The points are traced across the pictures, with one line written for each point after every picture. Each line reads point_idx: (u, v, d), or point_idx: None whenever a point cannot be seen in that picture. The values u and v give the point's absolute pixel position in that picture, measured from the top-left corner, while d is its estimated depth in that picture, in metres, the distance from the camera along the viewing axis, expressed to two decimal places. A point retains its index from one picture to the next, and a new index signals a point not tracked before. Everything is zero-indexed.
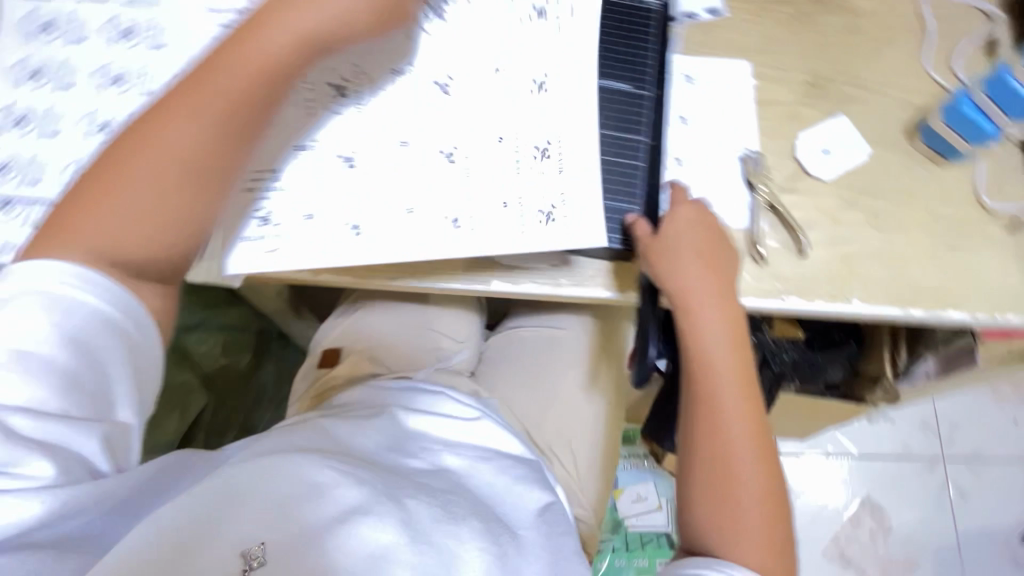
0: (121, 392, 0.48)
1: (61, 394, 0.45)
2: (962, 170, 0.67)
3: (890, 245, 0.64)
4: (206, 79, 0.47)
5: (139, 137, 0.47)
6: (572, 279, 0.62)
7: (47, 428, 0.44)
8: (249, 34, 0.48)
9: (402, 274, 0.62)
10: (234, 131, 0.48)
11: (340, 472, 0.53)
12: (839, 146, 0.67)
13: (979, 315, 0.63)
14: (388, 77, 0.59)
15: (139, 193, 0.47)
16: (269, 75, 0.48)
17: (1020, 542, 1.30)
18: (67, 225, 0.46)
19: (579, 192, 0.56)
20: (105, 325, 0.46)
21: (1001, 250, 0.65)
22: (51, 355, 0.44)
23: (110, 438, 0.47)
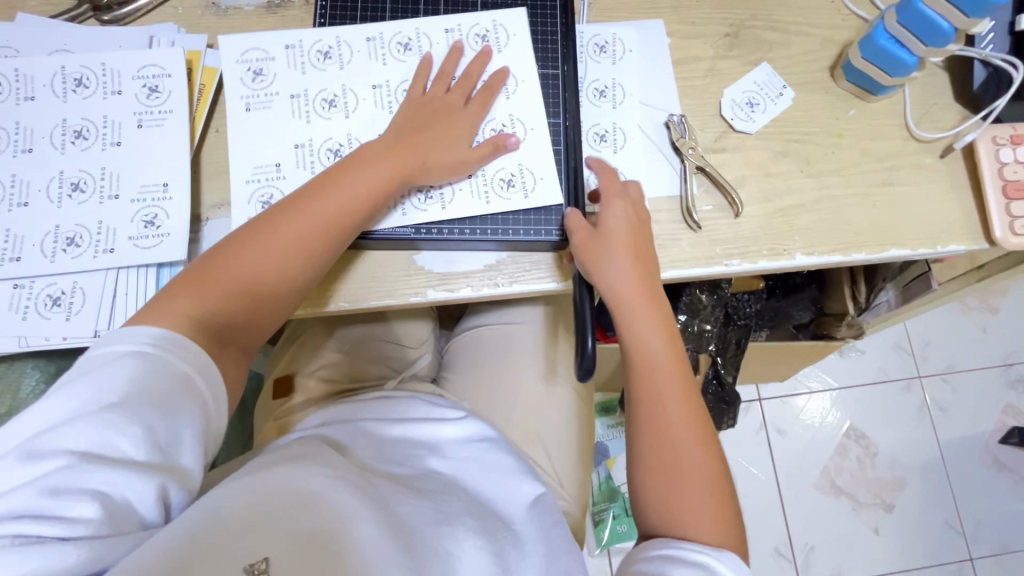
0: (189, 441, 0.46)
1: (129, 441, 0.43)
2: (889, 103, 0.66)
3: (827, 190, 0.63)
4: (306, 200, 0.53)
5: (242, 238, 0.53)
6: (509, 275, 0.59)
7: (110, 475, 0.42)
8: (345, 167, 0.55)
9: (337, 295, 0.58)
10: (325, 248, 0.53)
11: (332, 479, 0.52)
12: (763, 96, 0.65)
13: (921, 249, 0.62)
14: (322, 93, 0.60)
15: (243, 290, 0.51)
16: (355, 201, 0.54)
17: (999, 445, 1.34)
18: (189, 296, 0.50)
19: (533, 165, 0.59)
20: (169, 376, 0.46)
21: (935, 179, 0.64)
22: (124, 401, 0.43)
23: (168, 488, 0.44)
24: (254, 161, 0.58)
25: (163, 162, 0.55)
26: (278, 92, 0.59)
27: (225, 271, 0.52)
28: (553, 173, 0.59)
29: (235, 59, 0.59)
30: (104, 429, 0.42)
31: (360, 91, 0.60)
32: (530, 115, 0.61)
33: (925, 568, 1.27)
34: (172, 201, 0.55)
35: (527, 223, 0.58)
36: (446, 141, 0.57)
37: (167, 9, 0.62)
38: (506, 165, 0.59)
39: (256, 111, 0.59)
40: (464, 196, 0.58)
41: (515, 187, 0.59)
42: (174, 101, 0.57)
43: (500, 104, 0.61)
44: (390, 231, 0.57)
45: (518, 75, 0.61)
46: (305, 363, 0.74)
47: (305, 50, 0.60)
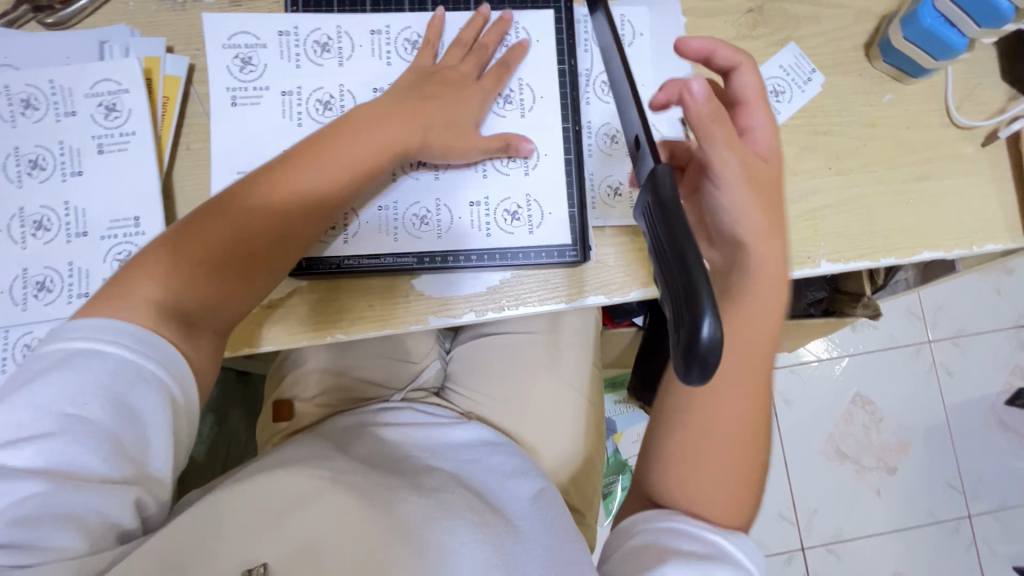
0: (161, 450, 0.42)
1: (93, 458, 0.39)
2: (929, 86, 0.59)
3: (855, 188, 0.58)
4: (299, 159, 0.49)
5: (229, 197, 0.48)
6: (514, 298, 0.55)
7: (74, 496, 0.38)
8: (343, 127, 0.50)
9: (331, 325, 0.54)
10: (308, 218, 0.49)
11: (326, 481, 0.52)
12: (789, 83, 0.59)
13: (956, 251, 0.58)
14: (315, 98, 0.54)
15: (213, 258, 0.46)
16: (346, 168, 0.49)
17: (1005, 407, 1.35)
18: (156, 275, 0.45)
19: (533, 188, 0.55)
20: (135, 377, 0.41)
21: (974, 171, 0.59)
22: (86, 413, 0.39)
23: (142, 503, 0.42)
24: (237, 165, 0.53)
25: (130, 200, 0.51)
26: (267, 88, 0.54)
27: (204, 232, 0.46)
28: (562, 202, 0.55)
29: (221, 45, 0.54)
30: (63, 445, 0.39)
31: (359, 94, 0.55)
32: (544, 139, 0.56)
33: (923, 525, 1.31)
34: (145, 236, 0.50)
35: (532, 250, 0.55)
36: (453, 113, 0.53)
37: (117, 5, 0.55)
38: (514, 195, 0.55)
39: (242, 107, 0.53)
40: (464, 227, 0.55)
41: (521, 221, 0.55)
42: (135, 121, 0.51)
43: (511, 122, 0.56)
44: (389, 261, 0.54)
45: (537, 91, 0.56)
46: (306, 383, 0.72)
47: (301, 40, 0.55)
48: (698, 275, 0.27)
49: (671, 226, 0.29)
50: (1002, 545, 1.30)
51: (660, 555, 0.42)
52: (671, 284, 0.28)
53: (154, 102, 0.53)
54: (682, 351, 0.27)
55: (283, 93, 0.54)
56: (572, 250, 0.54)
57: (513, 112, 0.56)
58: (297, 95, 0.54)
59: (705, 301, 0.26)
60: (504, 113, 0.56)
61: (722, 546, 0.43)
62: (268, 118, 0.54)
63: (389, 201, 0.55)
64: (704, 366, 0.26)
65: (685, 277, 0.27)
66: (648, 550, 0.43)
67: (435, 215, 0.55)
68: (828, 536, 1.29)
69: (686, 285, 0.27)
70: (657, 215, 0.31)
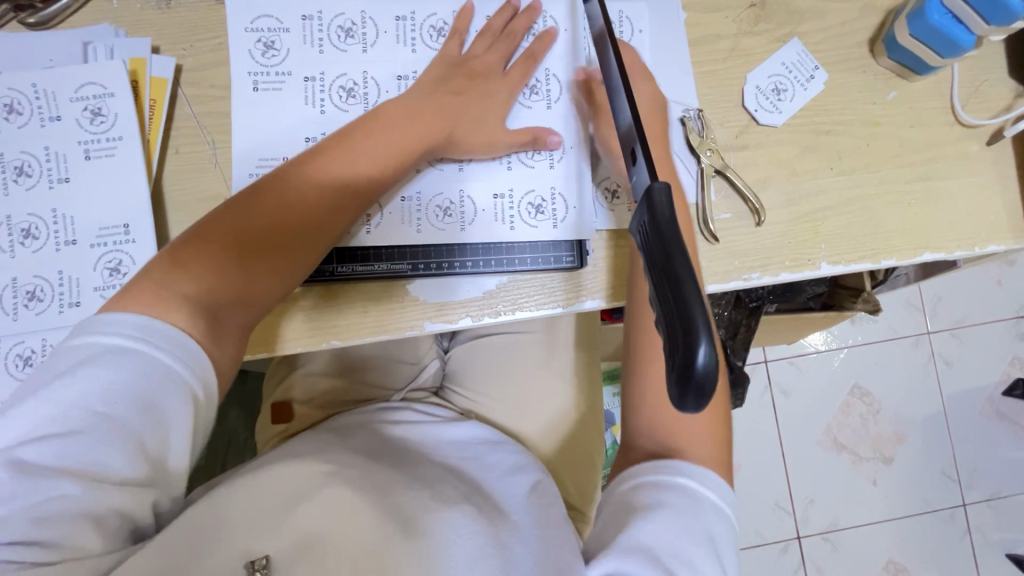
0: (178, 447, 0.43)
1: (117, 458, 0.40)
2: (933, 83, 0.58)
3: (856, 189, 0.57)
4: (326, 152, 0.50)
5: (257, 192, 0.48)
6: (510, 302, 0.54)
7: (96, 495, 0.39)
8: (370, 122, 0.51)
9: (326, 332, 0.54)
10: (339, 211, 0.50)
11: (327, 471, 0.54)
12: (791, 80, 0.57)
13: (957, 252, 0.57)
14: (339, 84, 0.55)
15: (247, 250, 0.47)
16: (377, 161, 0.51)
17: (1002, 397, 1.35)
18: (184, 270, 0.45)
19: (557, 181, 0.56)
20: (162, 379, 0.41)
21: (977, 170, 0.58)
22: (113, 414, 0.40)
23: (157, 502, 0.43)
24: (257, 153, 0.53)
25: (120, 206, 0.50)
26: (290, 73, 0.54)
27: (237, 225, 0.47)
28: (585, 196, 0.56)
29: (244, 27, 0.54)
30: (89, 444, 0.39)
31: (383, 82, 0.55)
32: (566, 130, 0.57)
33: (918, 514, 1.32)
34: (137, 243, 0.50)
35: (529, 257, 0.55)
36: (476, 109, 0.54)
37: (101, 3, 0.53)
38: (538, 187, 0.56)
39: (263, 91, 0.53)
40: (487, 219, 0.55)
41: (544, 215, 0.56)
42: (123, 127, 0.51)
43: (537, 113, 0.58)
44: (383, 268, 0.54)
45: (563, 83, 0.58)
46: (303, 386, 0.72)
47: (324, 25, 0.55)
48: (690, 298, 0.26)
49: (659, 248, 0.28)
50: (995, 533, 1.31)
51: (636, 512, 0.47)
52: (662, 306, 0.27)
53: (141, 104, 0.52)
54: (675, 377, 0.26)
55: (306, 79, 0.54)
56: (569, 256, 0.55)
57: (537, 106, 0.58)
58: (320, 81, 0.54)
59: (699, 326, 0.25)
60: (529, 104, 0.58)
61: (689, 487, 0.48)
62: (290, 104, 0.54)
63: (413, 192, 0.55)
64: (699, 394, 0.25)
65: (675, 300, 0.26)
66: (626, 509, 0.48)
67: (458, 207, 0.55)
68: (824, 525, 1.31)
69: (677, 309, 0.26)
70: (643, 233, 0.30)
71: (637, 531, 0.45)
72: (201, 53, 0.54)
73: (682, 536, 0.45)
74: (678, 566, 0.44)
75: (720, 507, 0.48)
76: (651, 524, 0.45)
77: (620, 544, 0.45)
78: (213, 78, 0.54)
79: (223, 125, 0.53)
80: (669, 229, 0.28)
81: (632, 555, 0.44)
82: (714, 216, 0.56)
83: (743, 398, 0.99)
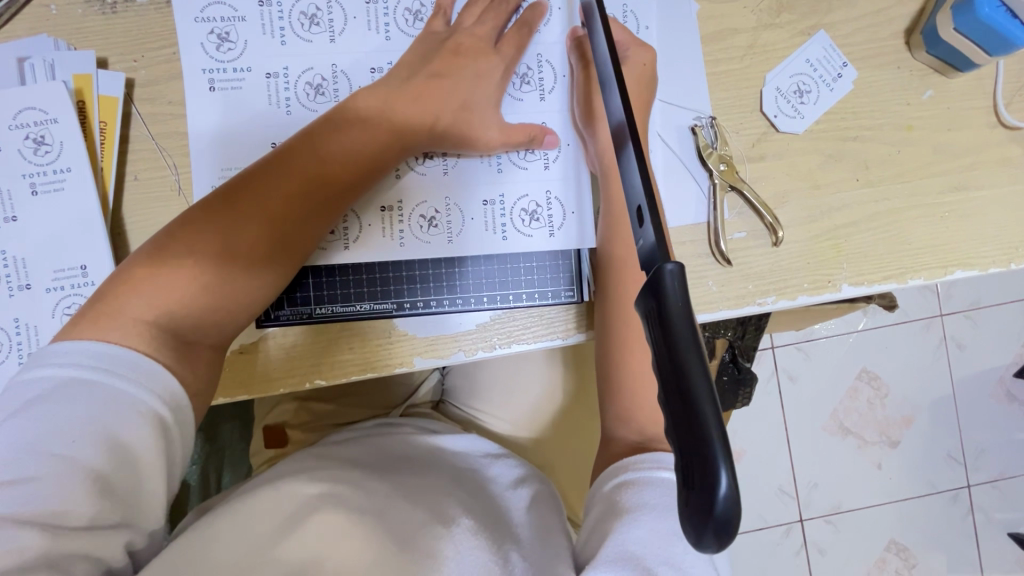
0: (152, 482, 0.39)
1: (81, 500, 0.35)
2: (972, 81, 0.52)
3: (884, 202, 0.52)
4: (295, 151, 0.45)
5: (220, 199, 0.44)
6: (505, 336, 0.50)
7: (56, 542, 0.34)
8: (342, 116, 0.47)
9: (306, 373, 0.49)
10: (314, 217, 0.45)
11: (316, 494, 0.48)
12: (816, 80, 0.52)
13: (991, 269, 0.53)
14: (305, 81, 0.49)
15: (214, 264, 0.43)
16: (353, 161, 0.46)
17: (1013, 379, 1.28)
18: (147, 288, 0.41)
19: (552, 185, 0.51)
20: (125, 408, 0.38)
21: (1017, 178, 0.53)
22: (72, 453, 0.36)
23: (132, 542, 0.38)
24: (220, 162, 0.48)
25: (75, 243, 0.46)
26: (250, 68, 0.48)
27: (202, 235, 0.43)
28: (584, 198, 0.52)
29: (193, 17, 0.48)
30: (48, 488, 0.35)
31: (355, 74, 0.49)
32: (566, 127, 0.52)
33: (924, 496, 1.27)
34: (95, 286, 0.46)
35: (524, 292, 0.51)
36: (464, 92, 0.49)
37: (38, 8, 0.47)
38: (532, 192, 0.51)
39: (221, 90, 0.48)
40: (476, 227, 0.50)
41: (540, 222, 0.51)
42: (70, 155, 0.46)
43: (529, 106, 0.52)
44: (366, 309, 0.50)
45: (558, 69, 0.52)
46: (293, 409, 0.70)
47: (285, 11, 0.48)
48: (703, 409, 0.22)
49: (666, 336, 0.24)
50: (998, 514, 1.28)
51: (618, 514, 0.42)
52: (663, 377, 0.24)
53: (90, 127, 0.47)
54: (690, 507, 0.22)
55: (267, 75, 0.48)
56: (567, 289, 0.51)
57: (529, 100, 0.52)
58: (283, 76, 0.48)
59: (715, 446, 0.22)
60: (520, 95, 0.52)
61: (674, 481, 0.43)
62: (250, 105, 0.48)
63: (394, 200, 0.50)
64: (720, 527, 0.21)
65: (685, 405, 0.23)
66: (610, 511, 0.43)
67: (444, 216, 0.50)
68: (828, 508, 1.25)
69: (688, 417, 0.23)
70: (649, 322, 0.26)
71: (620, 536, 0.41)
72: (154, 64, 0.48)
73: (664, 532, 0.40)
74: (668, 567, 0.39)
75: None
76: (633, 527, 0.41)
77: (605, 550, 0.41)
78: (169, 92, 0.48)
79: (184, 146, 0.48)
80: (680, 324, 0.24)
81: (617, 561, 0.40)
82: (727, 236, 0.51)
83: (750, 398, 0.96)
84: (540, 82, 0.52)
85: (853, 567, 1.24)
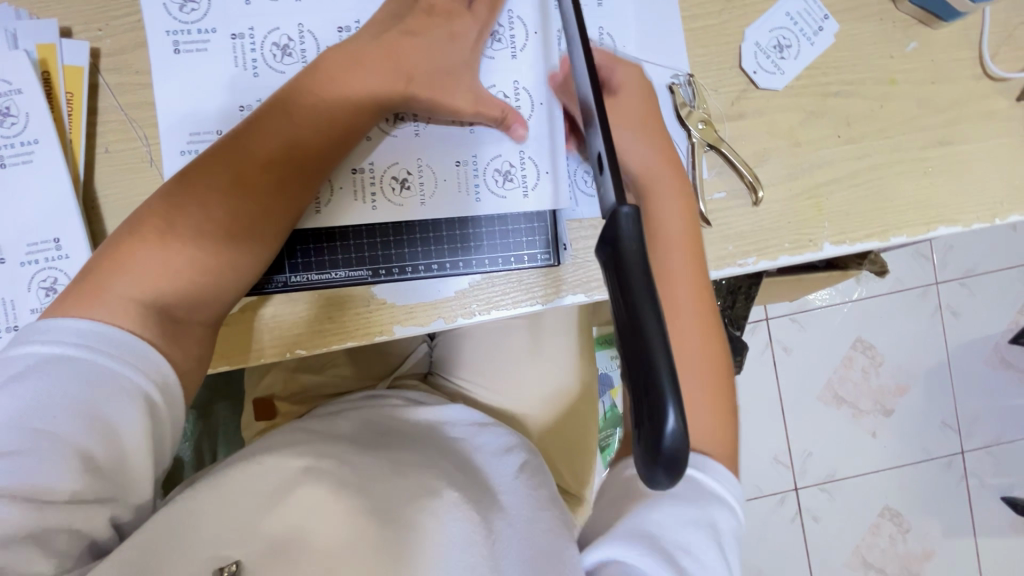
0: (136, 457, 0.39)
1: (65, 475, 0.36)
2: (955, 32, 0.51)
3: (867, 158, 0.51)
4: (265, 122, 0.44)
5: (195, 173, 0.43)
6: (484, 302, 0.50)
7: (40, 512, 0.35)
8: (311, 80, 0.45)
9: (284, 343, 0.49)
10: (293, 185, 0.45)
11: (302, 466, 0.48)
12: (796, 34, 0.51)
13: (975, 225, 0.52)
14: (271, 43, 0.48)
15: (195, 237, 0.42)
16: (327, 125, 0.45)
17: (1009, 346, 1.28)
18: (128, 267, 0.41)
19: (527, 145, 0.51)
20: (104, 382, 0.38)
21: (1003, 131, 0.52)
22: (52, 427, 0.36)
23: (116, 514, 0.39)
24: (188, 126, 0.47)
25: (46, 216, 0.45)
26: (214, 30, 0.47)
27: (180, 211, 0.42)
28: (559, 157, 0.51)
29: None
30: (31, 463, 0.35)
31: (322, 35, 0.48)
32: (539, 84, 0.51)
33: (918, 463, 1.26)
34: (69, 259, 0.46)
35: (499, 257, 0.50)
36: (436, 51, 0.48)
37: None
38: (506, 153, 0.51)
39: (185, 53, 0.47)
40: (449, 189, 0.50)
41: (514, 182, 0.51)
42: (37, 127, 0.45)
43: (502, 62, 0.51)
44: (341, 276, 0.49)
45: (530, 24, 0.51)
46: (282, 382, 0.70)
47: None
48: (652, 348, 0.23)
49: (620, 284, 0.24)
50: (993, 478, 1.28)
51: (634, 499, 0.42)
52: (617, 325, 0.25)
53: (57, 98, 0.46)
54: (642, 446, 0.23)
55: (232, 36, 0.47)
56: (542, 253, 0.51)
57: (502, 59, 0.51)
58: (249, 38, 0.48)
59: (666, 389, 0.22)
60: (493, 54, 0.51)
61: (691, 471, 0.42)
62: (217, 69, 0.47)
63: (365, 161, 0.49)
64: (669, 464, 0.22)
65: (636, 349, 0.23)
66: (627, 493, 0.42)
67: (417, 177, 0.50)
68: (823, 477, 1.25)
69: (640, 360, 0.23)
70: (607, 271, 0.26)
71: (637, 515, 0.40)
72: (120, 33, 0.47)
73: (684, 523, 0.40)
74: (685, 555, 0.39)
75: (728, 498, 0.42)
76: (654, 511, 0.40)
77: (621, 530, 0.40)
78: (136, 61, 0.47)
79: (154, 117, 0.48)
80: (634, 265, 0.24)
81: (634, 542, 0.39)
82: (707, 195, 0.50)
83: (741, 367, 0.96)
84: (512, 39, 0.51)
85: (847, 534, 1.24)
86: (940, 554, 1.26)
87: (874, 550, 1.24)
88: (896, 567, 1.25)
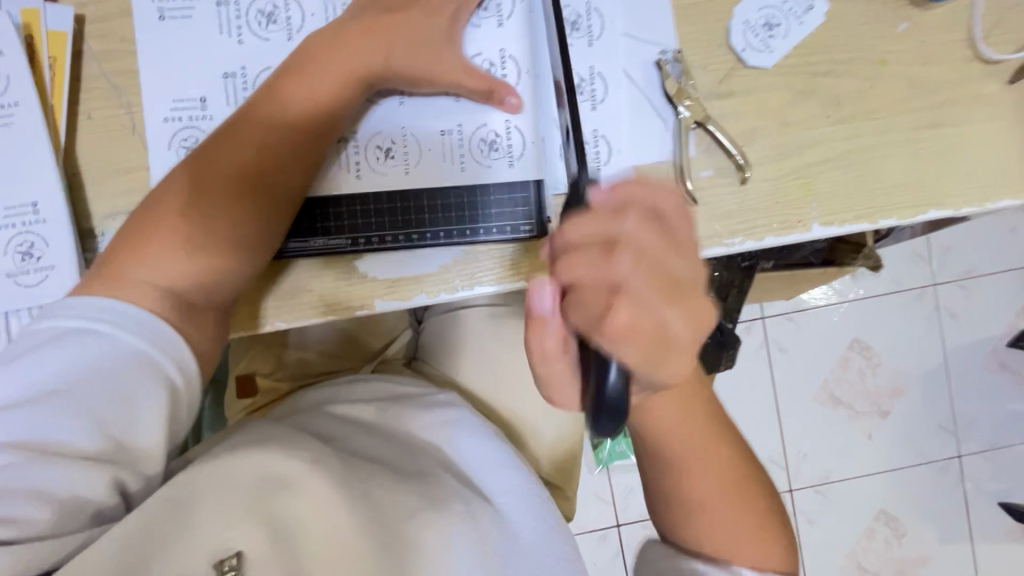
0: (145, 425, 0.38)
1: (76, 436, 0.36)
2: (945, 12, 0.51)
3: (856, 139, 0.51)
4: (264, 107, 0.45)
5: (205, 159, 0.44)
6: (465, 278, 0.50)
7: (49, 473, 0.35)
8: (301, 54, 0.46)
9: (263, 314, 0.48)
10: (296, 166, 0.45)
11: (306, 460, 0.46)
12: (785, 13, 0.51)
13: (966, 208, 0.51)
14: (256, 10, 0.48)
15: (208, 218, 0.43)
16: (318, 97, 0.45)
17: (1007, 348, 1.26)
18: (145, 250, 0.41)
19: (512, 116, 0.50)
20: (120, 355, 0.38)
21: (993, 113, 0.51)
22: (69, 393, 0.36)
23: (122, 482, 0.38)
24: (171, 93, 0.47)
25: (26, 181, 0.45)
26: None
27: (192, 195, 0.43)
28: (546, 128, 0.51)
29: None
30: (44, 421, 0.36)
31: (307, 3, 0.48)
32: (525, 54, 0.51)
33: (914, 466, 1.25)
34: (47, 224, 0.45)
35: (482, 228, 0.49)
36: (420, 22, 0.47)
37: None
38: (491, 122, 0.50)
39: (170, 20, 0.47)
40: (433, 159, 0.50)
41: (499, 153, 0.50)
42: (18, 91, 0.45)
43: (488, 33, 0.50)
44: (319, 245, 0.48)
45: None
46: (265, 359, 0.68)
47: None
48: None
49: None
50: (990, 484, 1.26)
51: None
52: None
53: (39, 64, 0.46)
54: None
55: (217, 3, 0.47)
56: (524, 224, 0.50)
57: (489, 30, 0.50)
58: (233, 4, 0.47)
59: None
60: (479, 23, 0.50)
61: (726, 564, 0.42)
62: (201, 35, 0.47)
63: (350, 131, 0.49)
64: None
65: None
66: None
67: (401, 146, 0.49)
68: (817, 478, 1.23)
69: None
70: None
71: None
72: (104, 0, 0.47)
73: None
74: None
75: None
76: None
77: None
78: (119, 28, 0.47)
79: (137, 86, 0.47)
80: None
81: None
82: (694, 173, 0.50)
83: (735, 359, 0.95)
84: (500, 11, 0.50)
85: (841, 538, 1.23)
86: (936, 559, 1.24)
87: (868, 554, 1.23)
88: (890, 572, 1.23)
